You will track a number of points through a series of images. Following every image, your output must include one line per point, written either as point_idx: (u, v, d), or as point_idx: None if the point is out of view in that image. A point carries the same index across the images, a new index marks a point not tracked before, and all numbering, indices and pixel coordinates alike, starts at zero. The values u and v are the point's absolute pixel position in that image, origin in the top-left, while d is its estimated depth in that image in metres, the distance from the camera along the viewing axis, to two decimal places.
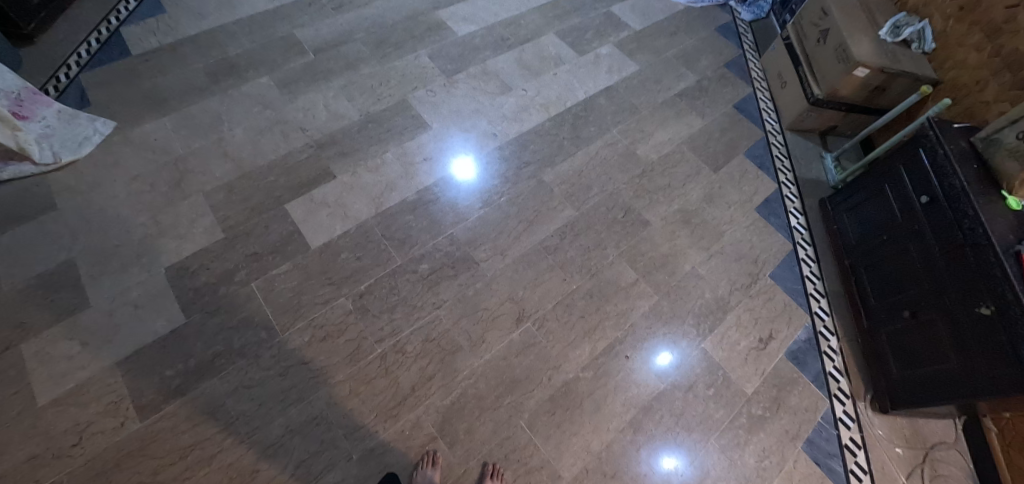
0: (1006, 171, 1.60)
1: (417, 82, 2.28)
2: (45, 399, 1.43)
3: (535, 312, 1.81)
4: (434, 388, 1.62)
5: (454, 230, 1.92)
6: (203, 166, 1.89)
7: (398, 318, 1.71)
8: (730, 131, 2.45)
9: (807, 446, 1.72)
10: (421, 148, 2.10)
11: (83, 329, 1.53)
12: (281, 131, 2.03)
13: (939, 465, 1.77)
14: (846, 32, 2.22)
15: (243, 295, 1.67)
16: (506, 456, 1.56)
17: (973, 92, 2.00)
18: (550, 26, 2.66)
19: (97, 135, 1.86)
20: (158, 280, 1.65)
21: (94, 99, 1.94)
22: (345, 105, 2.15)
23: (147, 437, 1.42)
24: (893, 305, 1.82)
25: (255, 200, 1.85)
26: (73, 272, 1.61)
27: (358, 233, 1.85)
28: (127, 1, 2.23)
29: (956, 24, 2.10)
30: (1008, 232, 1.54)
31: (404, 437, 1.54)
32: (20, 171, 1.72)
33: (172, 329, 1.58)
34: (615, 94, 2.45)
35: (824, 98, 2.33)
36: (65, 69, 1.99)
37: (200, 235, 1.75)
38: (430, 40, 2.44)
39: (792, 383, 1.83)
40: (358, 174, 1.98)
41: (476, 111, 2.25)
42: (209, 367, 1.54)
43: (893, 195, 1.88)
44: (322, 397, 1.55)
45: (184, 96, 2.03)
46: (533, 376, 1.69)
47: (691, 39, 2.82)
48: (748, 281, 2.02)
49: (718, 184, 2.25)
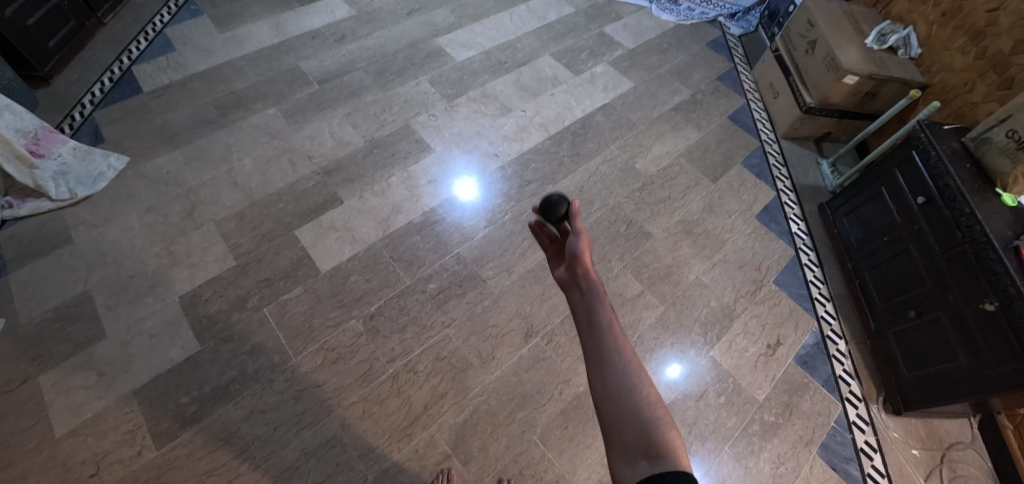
0: (1000, 168, 1.64)
1: (419, 108, 2.35)
2: (62, 431, 1.44)
3: (543, 327, 1.82)
4: (447, 406, 1.63)
5: (461, 249, 1.96)
6: (214, 196, 1.93)
7: (409, 338, 1.73)
8: (727, 142, 2.50)
9: (822, 451, 1.72)
10: (426, 172, 2.15)
11: (99, 359, 1.56)
12: (289, 160, 2.08)
13: (958, 466, 1.75)
14: (833, 41, 2.28)
15: (256, 321, 1.69)
16: (520, 472, 1.56)
17: (961, 94, 2.05)
18: (546, 49, 2.74)
19: (111, 170, 1.91)
20: (172, 309, 1.68)
21: (107, 136, 2.00)
22: (350, 132, 2.21)
23: (165, 464, 1.44)
24: (898, 306, 1.83)
25: (265, 227, 1.89)
26: (90, 305, 1.64)
27: (367, 256, 1.88)
28: (139, 41, 2.32)
29: (940, 30, 2.17)
30: (1005, 228, 1.57)
31: (419, 456, 1.54)
32: (38, 207, 1.78)
33: (186, 356, 1.60)
34: (613, 112, 2.51)
35: (817, 105, 2.38)
36: (80, 107, 2.06)
37: (213, 263, 1.79)
38: (430, 66, 2.52)
39: (803, 388, 1.83)
40: (366, 198, 2.03)
41: (476, 133, 2.31)
42: (224, 393, 1.56)
43: (890, 197, 1.91)
44: (335, 419, 1.56)
45: (195, 129, 2.09)
46: (545, 390, 1.70)
47: (683, 55, 2.90)
48: (753, 288, 2.03)
49: (718, 194, 2.29)
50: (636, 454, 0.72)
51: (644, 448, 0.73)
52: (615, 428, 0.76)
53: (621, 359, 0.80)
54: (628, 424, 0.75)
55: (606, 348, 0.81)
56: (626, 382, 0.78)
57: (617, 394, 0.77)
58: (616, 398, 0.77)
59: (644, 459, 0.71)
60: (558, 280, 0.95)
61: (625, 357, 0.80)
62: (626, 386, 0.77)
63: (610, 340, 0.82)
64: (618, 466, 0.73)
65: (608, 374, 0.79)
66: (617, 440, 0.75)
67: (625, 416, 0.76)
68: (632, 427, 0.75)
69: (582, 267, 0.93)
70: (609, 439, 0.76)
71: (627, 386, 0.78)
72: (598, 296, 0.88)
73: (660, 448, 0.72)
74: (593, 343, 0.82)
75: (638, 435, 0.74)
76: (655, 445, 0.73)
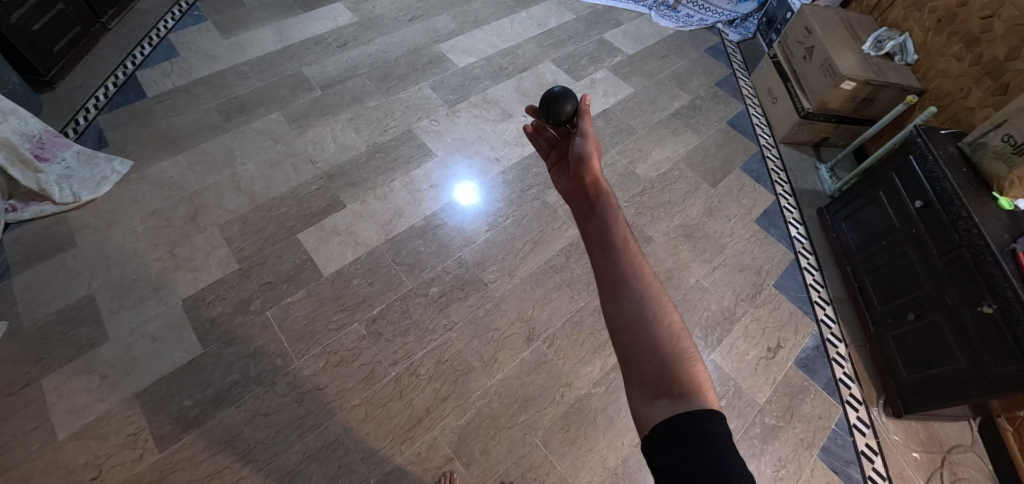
0: (996, 173, 1.66)
1: (421, 113, 2.37)
2: (65, 434, 1.44)
3: (544, 330, 1.83)
4: (449, 409, 1.63)
5: (462, 253, 1.97)
6: (217, 200, 1.95)
7: (411, 341, 1.74)
8: (726, 147, 2.52)
9: (823, 454, 1.72)
10: (428, 176, 2.16)
11: (102, 362, 1.56)
12: (292, 164, 2.09)
13: (958, 469, 1.76)
14: (830, 47, 2.30)
15: (258, 324, 1.70)
16: (523, 475, 1.56)
17: (957, 99, 2.08)
18: (546, 55, 2.76)
19: (115, 174, 1.92)
20: (175, 312, 1.68)
21: (111, 140, 2.02)
22: (353, 137, 2.22)
23: (166, 467, 1.44)
24: (897, 309, 1.84)
25: (268, 231, 1.90)
26: (93, 308, 1.65)
27: (369, 259, 1.89)
28: (143, 46, 2.34)
29: (936, 37, 2.20)
30: (1002, 231, 1.58)
31: (421, 459, 1.55)
32: (42, 210, 1.79)
33: (190, 359, 1.61)
34: (613, 117, 2.53)
35: (815, 111, 2.41)
36: (84, 111, 2.08)
37: (216, 266, 1.79)
38: (432, 72, 2.54)
39: (803, 391, 1.84)
40: (368, 202, 2.04)
41: (478, 138, 2.33)
42: (227, 395, 1.56)
43: (888, 201, 1.93)
44: (337, 422, 1.57)
45: (198, 134, 2.10)
46: (546, 393, 1.71)
47: (683, 61, 2.93)
48: (753, 291, 2.05)
49: (717, 199, 2.30)
50: (658, 390, 0.76)
51: (667, 377, 0.77)
52: (636, 354, 0.81)
53: (642, 287, 0.85)
54: (649, 350, 0.80)
55: (626, 276, 0.86)
56: (648, 310, 0.83)
57: (638, 322, 0.82)
58: (638, 327, 0.82)
59: (664, 390, 0.76)
60: (576, 206, 1.02)
61: (646, 286, 0.86)
62: (648, 313, 0.83)
63: (630, 268, 0.87)
64: (639, 395, 0.78)
65: (629, 304, 0.84)
66: (638, 368, 0.79)
67: (647, 343, 0.81)
68: (654, 357, 0.80)
69: (599, 192, 1.01)
70: (630, 366, 0.80)
71: (648, 320, 0.82)
72: (616, 223, 0.94)
73: (680, 378, 0.77)
74: (612, 268, 0.87)
75: (660, 363, 0.79)
76: (676, 376, 0.77)
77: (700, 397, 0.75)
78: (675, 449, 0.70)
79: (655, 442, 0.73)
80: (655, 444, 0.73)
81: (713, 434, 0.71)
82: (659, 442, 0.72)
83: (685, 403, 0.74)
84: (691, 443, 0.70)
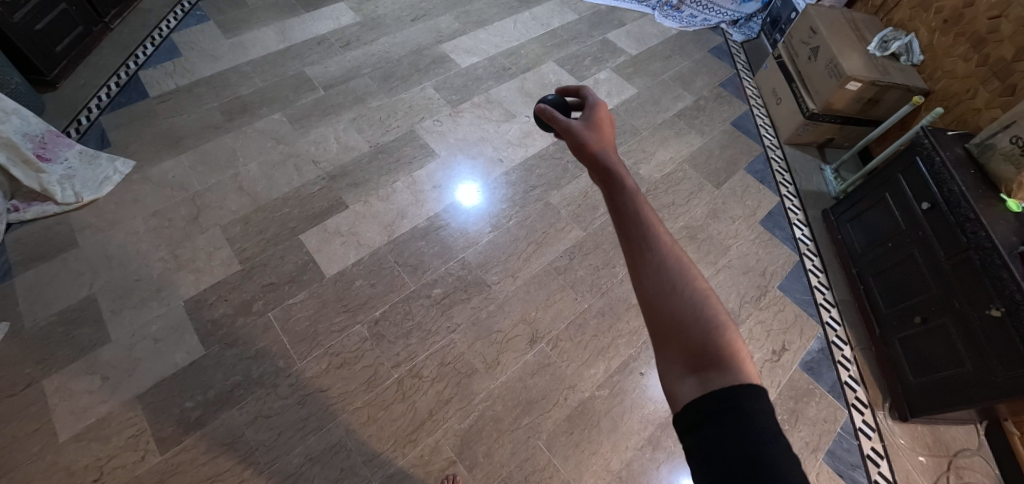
0: (1004, 175, 1.64)
1: (424, 113, 2.36)
2: (66, 435, 1.44)
3: (548, 332, 1.82)
4: (452, 411, 1.62)
5: (465, 254, 1.96)
6: (219, 200, 1.94)
7: (413, 343, 1.73)
8: (730, 148, 2.51)
9: (828, 457, 1.71)
10: (430, 177, 2.15)
11: (104, 363, 1.55)
12: (294, 165, 2.08)
13: (965, 473, 1.74)
14: (835, 48, 2.29)
15: (260, 325, 1.69)
16: (526, 478, 1.55)
17: (964, 100, 2.06)
18: (549, 55, 2.75)
19: (117, 174, 1.92)
20: (177, 312, 1.67)
21: (114, 140, 2.01)
22: (355, 137, 2.21)
23: (168, 469, 1.43)
24: (903, 312, 1.83)
25: (270, 232, 1.89)
26: (94, 308, 1.64)
27: (372, 261, 1.88)
28: (145, 46, 2.34)
29: (942, 37, 2.18)
30: (1010, 234, 1.57)
31: (424, 462, 1.54)
32: (43, 210, 1.78)
33: (191, 360, 1.60)
34: (616, 118, 2.52)
35: (819, 112, 2.39)
36: (86, 111, 2.07)
37: (218, 267, 1.79)
38: (435, 72, 2.53)
39: (808, 394, 1.83)
40: (370, 203, 2.03)
41: (481, 138, 2.32)
42: (228, 397, 1.55)
43: (894, 202, 1.92)
44: (340, 424, 1.56)
45: (200, 135, 2.10)
46: (549, 396, 1.69)
47: (686, 61, 2.92)
48: (757, 293, 2.03)
49: (721, 200, 2.29)
50: (686, 366, 0.69)
51: (695, 352, 0.70)
52: (661, 330, 0.73)
53: (660, 255, 0.75)
54: (673, 324, 0.72)
55: (640, 245, 0.76)
56: (669, 281, 0.74)
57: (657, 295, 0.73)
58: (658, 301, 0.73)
59: (693, 367, 0.69)
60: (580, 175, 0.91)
61: (664, 252, 0.76)
62: (668, 285, 0.73)
63: (645, 234, 0.77)
64: (666, 373, 0.71)
65: (647, 277, 0.74)
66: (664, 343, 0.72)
67: (671, 317, 0.72)
68: (679, 330, 0.72)
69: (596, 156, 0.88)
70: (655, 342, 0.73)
71: (670, 291, 0.73)
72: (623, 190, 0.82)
73: (711, 350, 0.69)
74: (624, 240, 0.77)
75: (688, 336, 0.71)
76: (705, 349, 0.69)
77: (734, 371, 0.67)
78: (714, 428, 0.64)
79: (687, 421, 0.66)
80: (688, 422, 0.66)
81: (756, 415, 0.64)
82: (693, 420, 0.66)
83: (716, 379, 0.67)
84: (732, 424, 0.63)
